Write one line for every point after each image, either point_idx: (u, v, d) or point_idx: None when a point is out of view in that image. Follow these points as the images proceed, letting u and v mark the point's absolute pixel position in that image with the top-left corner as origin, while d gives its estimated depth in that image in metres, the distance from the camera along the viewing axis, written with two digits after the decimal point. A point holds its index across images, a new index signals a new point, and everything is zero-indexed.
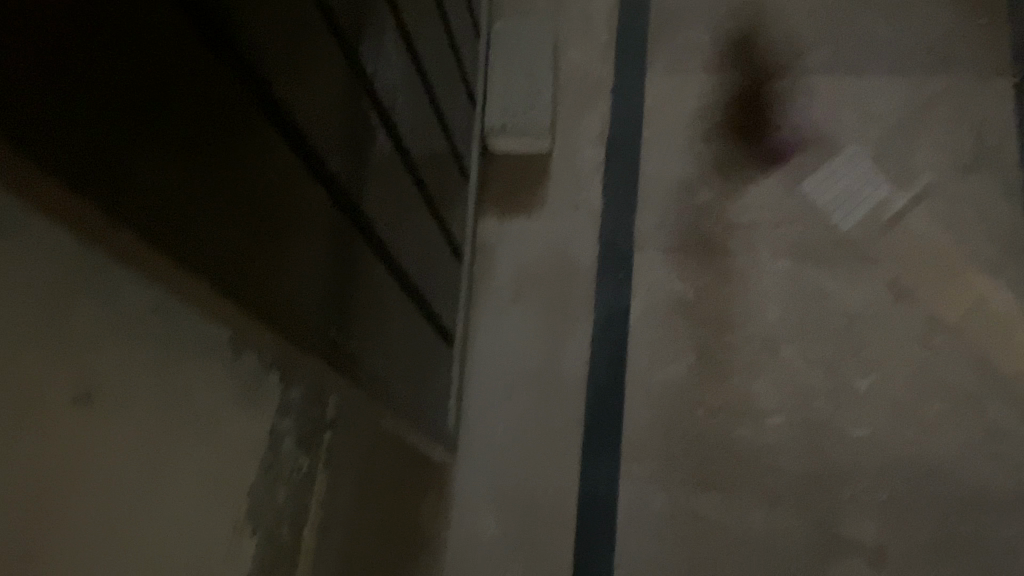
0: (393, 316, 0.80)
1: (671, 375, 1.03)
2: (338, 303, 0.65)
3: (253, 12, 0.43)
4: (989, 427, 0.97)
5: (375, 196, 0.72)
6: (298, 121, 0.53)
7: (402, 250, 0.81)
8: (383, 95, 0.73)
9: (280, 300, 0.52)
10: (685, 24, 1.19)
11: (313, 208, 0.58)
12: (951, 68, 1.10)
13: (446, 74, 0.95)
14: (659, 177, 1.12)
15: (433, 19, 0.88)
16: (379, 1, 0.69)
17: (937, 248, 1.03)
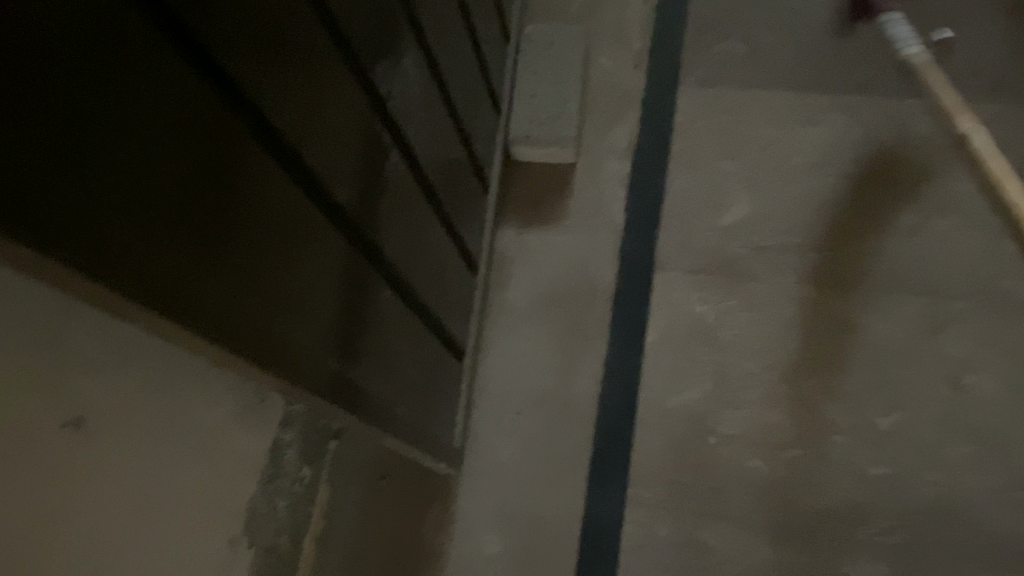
0: (400, 339, 0.79)
1: (685, 400, 1.01)
2: (345, 337, 0.65)
3: (271, 68, 0.43)
4: (1017, 474, 0.92)
5: (391, 226, 0.72)
6: (315, 164, 0.53)
7: (415, 272, 0.81)
8: (403, 119, 0.72)
9: (285, 341, 0.53)
10: (722, 34, 1.15)
11: (328, 247, 0.58)
12: (1000, 94, 1.06)
13: (471, 86, 0.94)
14: (685, 195, 1.09)
15: (457, 34, 0.87)
16: (402, 26, 0.68)
17: (974, 283, 0.99)
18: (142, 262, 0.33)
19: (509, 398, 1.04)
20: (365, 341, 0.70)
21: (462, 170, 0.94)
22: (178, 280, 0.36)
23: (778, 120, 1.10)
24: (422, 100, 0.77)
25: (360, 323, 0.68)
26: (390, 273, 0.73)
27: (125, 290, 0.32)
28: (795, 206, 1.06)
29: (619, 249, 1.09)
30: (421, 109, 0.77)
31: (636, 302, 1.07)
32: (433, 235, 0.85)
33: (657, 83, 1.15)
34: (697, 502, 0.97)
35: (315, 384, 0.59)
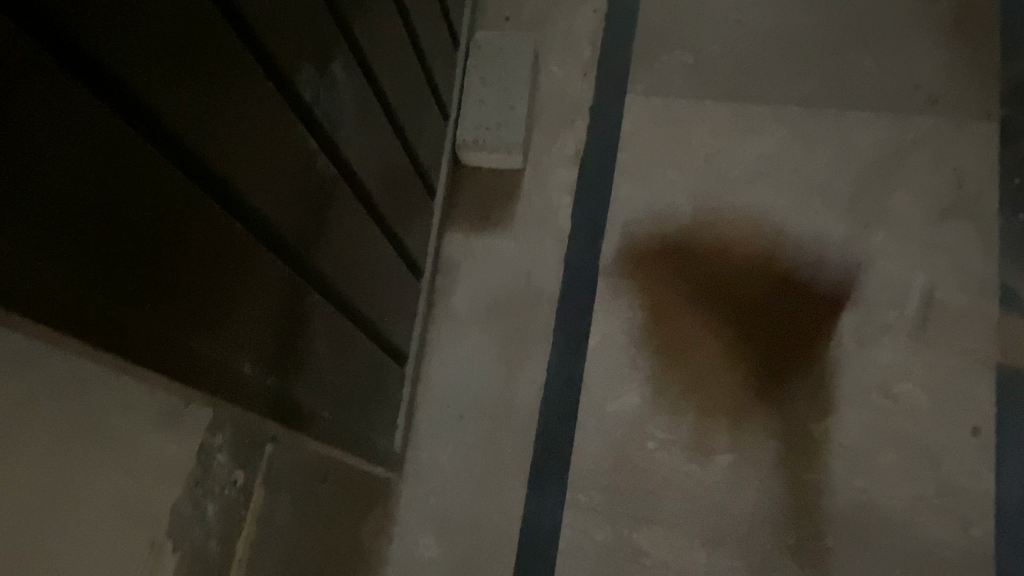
0: (333, 345, 0.81)
1: (625, 406, 1.02)
2: (279, 351, 0.69)
3: (190, 105, 0.48)
4: (943, 481, 0.94)
5: (329, 242, 0.76)
6: (243, 191, 0.57)
7: (351, 280, 0.83)
8: (339, 133, 0.75)
9: (212, 356, 0.57)
10: (670, 45, 1.17)
11: (259, 267, 0.62)
12: (936, 108, 1.08)
13: (415, 95, 0.96)
14: (630, 203, 1.11)
15: (401, 45, 0.89)
16: (337, 44, 0.71)
17: (906, 294, 1.01)
18: (38, 282, 0.38)
19: (450, 402, 1.05)
20: (299, 354, 0.74)
21: (404, 178, 0.95)
22: (80, 299, 0.41)
23: (721, 131, 1.12)
24: (363, 119, 0.80)
25: (295, 336, 0.72)
26: (325, 289, 0.77)
27: (19, 306, 0.37)
28: (736, 216, 1.08)
29: (564, 256, 1.10)
30: (364, 131, 0.81)
31: (580, 308, 1.08)
32: (371, 243, 0.87)
33: (605, 92, 1.16)
34: (642, 506, 0.98)
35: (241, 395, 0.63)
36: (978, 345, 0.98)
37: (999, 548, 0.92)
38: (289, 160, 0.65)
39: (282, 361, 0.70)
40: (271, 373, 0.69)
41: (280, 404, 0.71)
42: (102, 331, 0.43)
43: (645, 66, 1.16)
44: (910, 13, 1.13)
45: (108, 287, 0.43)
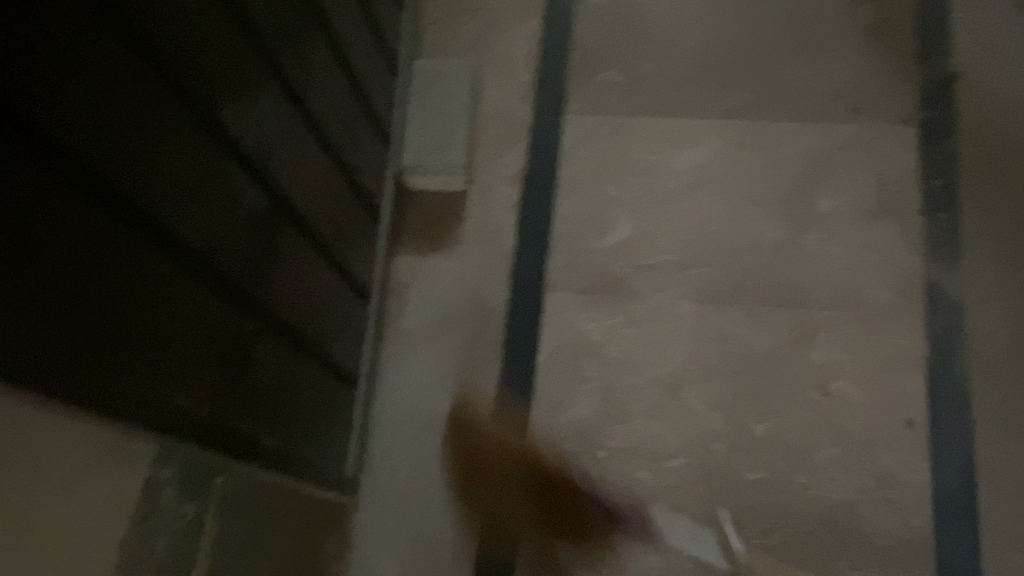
0: (283, 376, 0.84)
1: (575, 417, 1.05)
2: (230, 386, 0.73)
3: (126, 164, 0.53)
4: (882, 473, 0.97)
5: (276, 278, 0.79)
6: (184, 237, 0.62)
7: (297, 310, 0.85)
8: (279, 173, 0.78)
9: (154, 393, 0.61)
10: (603, 64, 1.20)
11: (203, 307, 0.66)
12: (859, 114, 1.13)
13: (353, 125, 0.98)
14: (573, 219, 1.14)
15: (335, 79, 0.92)
16: (274, 88, 0.75)
17: (838, 294, 1.05)
18: None
19: (403, 423, 1.07)
20: (248, 391, 0.77)
21: (346, 209, 0.98)
22: (18, 349, 0.46)
23: (656, 146, 1.16)
24: (301, 159, 0.83)
25: (242, 375, 0.75)
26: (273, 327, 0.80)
27: None
28: (674, 227, 1.11)
29: (510, 273, 1.13)
30: (303, 173, 0.84)
31: (527, 324, 1.10)
32: (314, 275, 0.89)
33: (543, 112, 1.19)
34: (564, 517, 1.00)
35: (185, 429, 0.67)
36: (908, 340, 1.02)
37: (938, 535, 0.95)
38: (228, 209, 0.68)
39: (231, 401, 0.74)
40: (218, 411, 0.72)
41: (231, 435, 0.74)
42: (38, 375, 0.48)
43: (581, 85, 1.20)
44: (831, 24, 1.17)
45: (44, 335, 0.48)
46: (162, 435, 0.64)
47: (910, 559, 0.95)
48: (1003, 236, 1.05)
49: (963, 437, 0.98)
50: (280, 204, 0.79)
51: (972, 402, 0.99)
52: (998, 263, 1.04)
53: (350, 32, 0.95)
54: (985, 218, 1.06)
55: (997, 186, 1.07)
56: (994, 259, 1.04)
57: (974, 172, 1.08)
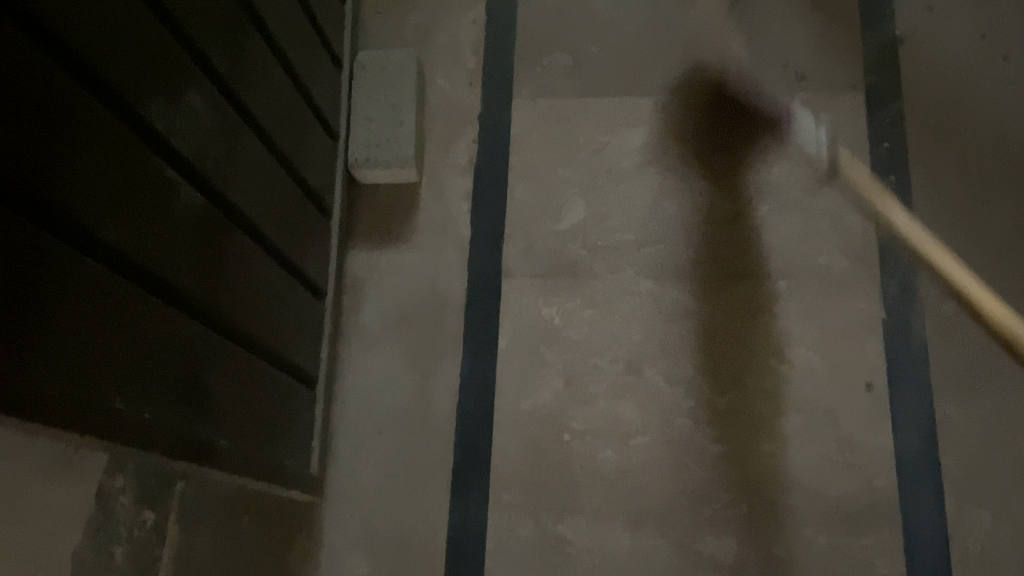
0: (241, 380, 0.84)
1: (539, 402, 1.04)
2: (188, 395, 0.74)
3: (56, 177, 0.54)
4: (844, 437, 0.98)
5: (226, 284, 0.80)
6: (126, 248, 0.62)
7: (249, 312, 0.85)
8: (222, 178, 0.79)
9: (113, 406, 0.61)
10: (549, 48, 1.20)
11: (155, 317, 0.67)
12: (805, 83, 1.13)
13: (296, 122, 0.98)
14: (527, 204, 1.13)
15: (272, 74, 0.91)
16: (207, 93, 0.75)
17: (793, 264, 1.05)
18: None
19: (367, 418, 1.06)
20: (207, 399, 0.77)
21: (294, 205, 0.97)
22: None
23: (606, 127, 1.15)
24: (243, 157, 0.83)
25: (201, 379, 0.76)
26: (229, 325, 0.80)
27: None
28: (628, 207, 1.11)
29: (466, 262, 1.12)
30: (247, 170, 0.84)
31: (486, 312, 1.09)
32: (265, 275, 0.89)
33: (492, 99, 1.19)
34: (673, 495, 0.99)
35: (150, 441, 0.67)
36: (863, 305, 1.03)
37: (902, 495, 0.96)
38: (167, 213, 0.68)
39: (191, 404, 0.74)
40: (178, 415, 0.72)
41: (195, 444, 0.74)
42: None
43: (528, 70, 1.19)
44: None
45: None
46: (127, 449, 0.64)
47: (876, 521, 0.95)
48: (951, 197, 1.06)
49: (921, 397, 0.99)
50: (224, 203, 0.80)
51: (929, 362, 1.00)
52: (947, 224, 1.05)
53: (284, 25, 0.93)
54: (933, 180, 1.07)
55: (943, 147, 1.08)
56: (943, 220, 1.05)
57: (921, 135, 1.09)
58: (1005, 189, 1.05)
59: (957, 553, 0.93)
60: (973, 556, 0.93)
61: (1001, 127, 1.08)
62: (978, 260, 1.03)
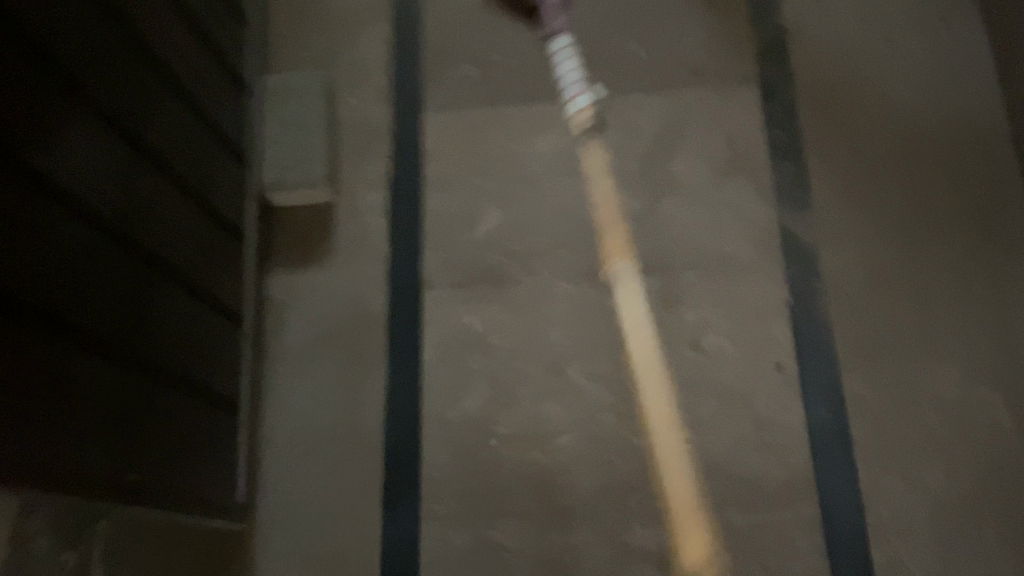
0: (165, 418, 0.87)
1: (465, 410, 1.06)
2: (109, 436, 0.78)
3: None
4: (759, 419, 1.01)
5: (146, 327, 0.84)
6: (31, 300, 0.67)
7: (169, 351, 0.88)
8: (136, 226, 0.83)
9: (24, 449, 0.66)
10: (455, 60, 1.22)
11: (67, 364, 0.71)
12: (703, 79, 1.16)
13: (205, 158, 1.00)
14: (443, 215, 1.15)
15: (178, 115, 0.94)
16: (114, 147, 0.80)
17: (701, 254, 1.09)
18: None
19: (295, 439, 1.07)
20: (130, 439, 0.81)
21: (207, 237, 0.99)
22: None
23: (515, 133, 1.18)
24: (159, 200, 0.88)
25: (125, 419, 0.80)
26: (158, 363, 0.85)
27: None
28: (540, 211, 1.13)
29: (385, 276, 1.13)
30: (166, 214, 0.89)
31: (408, 324, 1.10)
32: (186, 314, 0.92)
33: (401, 113, 1.20)
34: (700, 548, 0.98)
35: (65, 481, 0.71)
36: (771, 289, 1.06)
37: (818, 469, 0.99)
38: (84, 262, 0.74)
39: (116, 444, 0.79)
40: (98, 455, 0.76)
41: (116, 482, 0.78)
42: None
43: (435, 83, 1.21)
44: None
45: None
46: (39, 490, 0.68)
47: (795, 497, 0.98)
48: (847, 179, 1.10)
49: (829, 374, 1.02)
50: (145, 247, 0.85)
51: (835, 339, 1.03)
52: (844, 205, 1.09)
53: (189, 68, 0.97)
54: (828, 164, 1.11)
55: (837, 131, 1.12)
56: (841, 202, 1.09)
57: (815, 121, 1.13)
58: (896, 167, 1.09)
59: (872, 521, 0.97)
60: (886, 523, 0.97)
61: (890, 107, 1.12)
62: (875, 236, 1.07)
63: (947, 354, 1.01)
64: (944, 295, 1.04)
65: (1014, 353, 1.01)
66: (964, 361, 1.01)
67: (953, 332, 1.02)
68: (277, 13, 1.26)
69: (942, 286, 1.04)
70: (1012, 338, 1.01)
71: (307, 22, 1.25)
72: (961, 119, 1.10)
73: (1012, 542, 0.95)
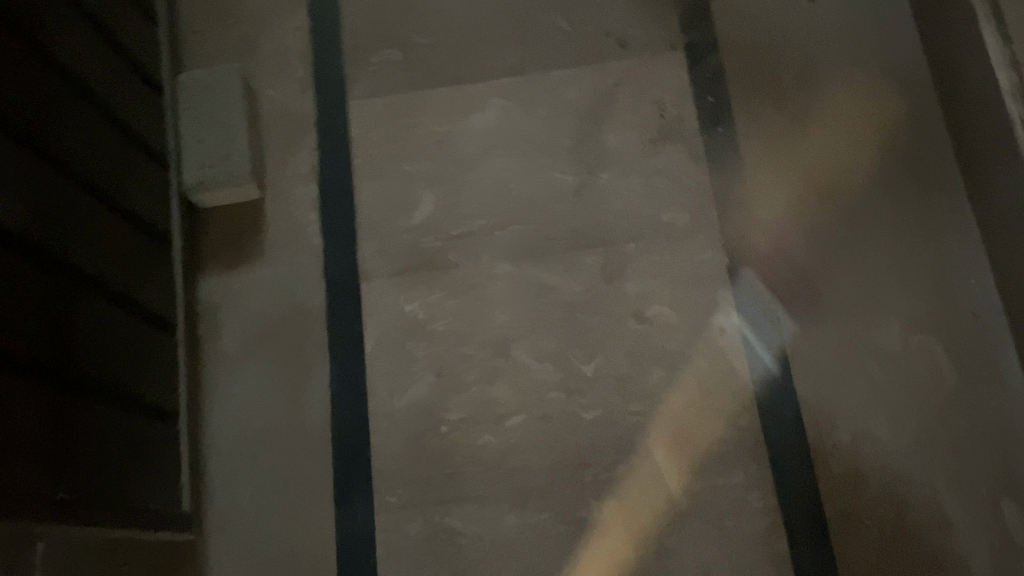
0: (100, 434, 0.84)
1: (412, 399, 1.04)
2: (43, 457, 0.75)
3: None
4: (706, 384, 1.01)
5: (71, 342, 0.81)
6: None
7: (98, 364, 0.85)
8: (53, 238, 0.80)
9: None
10: (377, 45, 1.19)
11: None
12: (628, 49, 1.16)
13: (121, 161, 0.96)
14: (376, 205, 1.13)
15: (91, 121, 0.91)
16: (21, 157, 0.77)
17: (639, 225, 1.08)
18: None
19: (240, 444, 1.04)
20: (66, 458, 0.78)
21: (133, 246, 0.96)
22: None
23: (444, 116, 1.15)
24: (82, 212, 0.86)
25: (59, 439, 0.77)
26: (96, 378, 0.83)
27: None
28: (476, 193, 1.12)
29: (322, 271, 1.10)
30: (93, 226, 0.88)
31: (348, 317, 1.08)
32: (114, 325, 0.89)
33: (326, 103, 1.17)
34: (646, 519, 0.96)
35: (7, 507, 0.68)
36: (708, 254, 1.06)
37: (767, 430, 0.99)
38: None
39: (51, 465, 0.76)
40: (34, 478, 0.73)
41: (58, 504, 0.75)
42: None
43: (359, 69, 1.18)
44: None
45: None
46: None
47: (746, 459, 0.98)
48: (777, 139, 1.10)
49: (773, 334, 1.03)
50: (71, 261, 0.83)
51: (775, 300, 1.04)
52: (776, 165, 1.09)
53: (99, 71, 0.94)
54: (758, 125, 1.11)
55: (765, 92, 1.12)
56: (772, 163, 1.09)
57: (742, 84, 1.13)
58: (824, 125, 1.10)
59: (822, 476, 0.97)
60: (835, 477, 0.97)
61: (815, 64, 1.12)
62: (808, 195, 1.08)
63: (885, 306, 1.02)
64: (878, 248, 1.04)
65: (949, 300, 1.02)
66: (901, 311, 1.02)
67: (890, 283, 1.03)
68: (191, 10, 1.22)
69: (876, 239, 1.05)
70: (947, 285, 1.02)
71: (222, 16, 1.21)
72: (884, 71, 1.11)
73: (959, 485, 0.95)
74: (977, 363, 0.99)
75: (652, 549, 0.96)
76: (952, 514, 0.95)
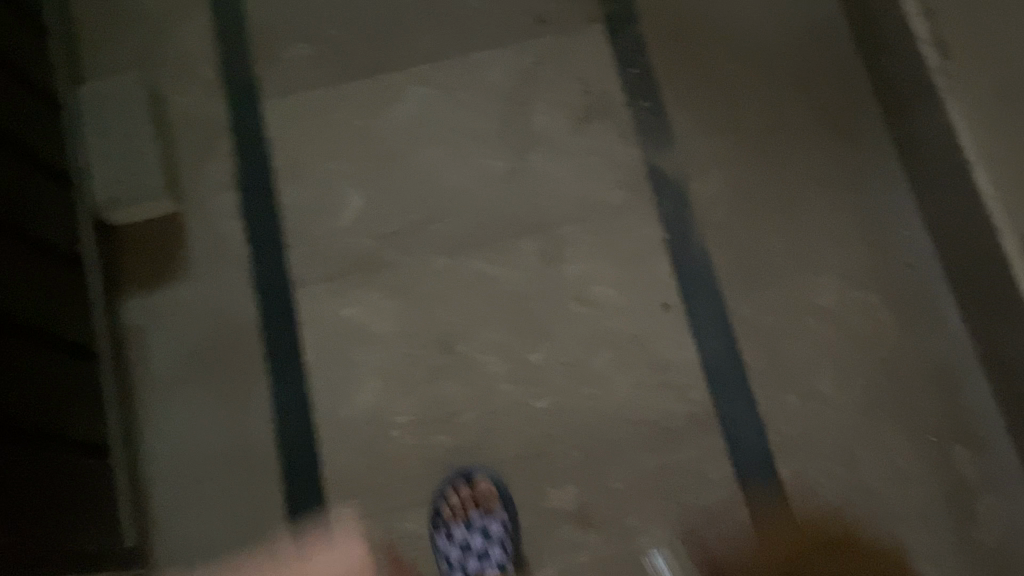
0: (27, 479, 0.78)
1: (358, 406, 1.01)
2: None
3: None
4: (654, 361, 1.00)
5: None
6: None
7: (15, 405, 0.79)
8: None
9: None
10: (287, 40, 1.14)
11: None
12: (547, 25, 1.13)
13: (20, 184, 0.89)
14: (302, 206, 1.08)
15: None
16: None
17: (575, 205, 1.07)
18: None
19: (182, 469, 1.00)
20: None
21: (50, 280, 0.92)
22: None
23: (364, 110, 1.11)
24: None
25: None
26: (31, 427, 0.81)
27: None
28: (405, 187, 1.09)
29: (250, 281, 1.06)
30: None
31: (283, 327, 1.04)
32: (29, 361, 0.83)
33: (238, 105, 1.12)
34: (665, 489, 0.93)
35: None
36: (646, 229, 1.05)
37: (717, 400, 0.98)
38: None
39: None
40: None
41: None
42: None
43: (270, 68, 1.13)
44: None
45: None
46: None
47: (699, 431, 0.97)
48: (704, 105, 1.09)
49: (715, 303, 1.02)
50: (1, 308, 0.80)
51: (715, 268, 1.03)
52: (704, 132, 1.08)
53: None
54: (683, 93, 1.10)
55: (687, 59, 1.11)
56: (700, 130, 1.08)
57: (664, 53, 1.11)
58: (749, 86, 1.09)
59: (774, 440, 0.96)
60: (788, 439, 0.96)
61: (734, 25, 1.11)
62: (738, 158, 1.06)
63: (820, 264, 1.01)
64: (810, 205, 1.03)
65: (885, 250, 1.01)
66: (839, 266, 1.01)
67: (825, 239, 1.02)
68: (85, 17, 1.15)
69: (807, 197, 1.04)
70: (877, 239, 1.01)
71: (119, 22, 1.15)
72: (803, 26, 1.09)
73: (909, 435, 0.95)
74: (914, 313, 0.98)
75: (615, 532, 0.96)
76: (904, 464, 0.94)
